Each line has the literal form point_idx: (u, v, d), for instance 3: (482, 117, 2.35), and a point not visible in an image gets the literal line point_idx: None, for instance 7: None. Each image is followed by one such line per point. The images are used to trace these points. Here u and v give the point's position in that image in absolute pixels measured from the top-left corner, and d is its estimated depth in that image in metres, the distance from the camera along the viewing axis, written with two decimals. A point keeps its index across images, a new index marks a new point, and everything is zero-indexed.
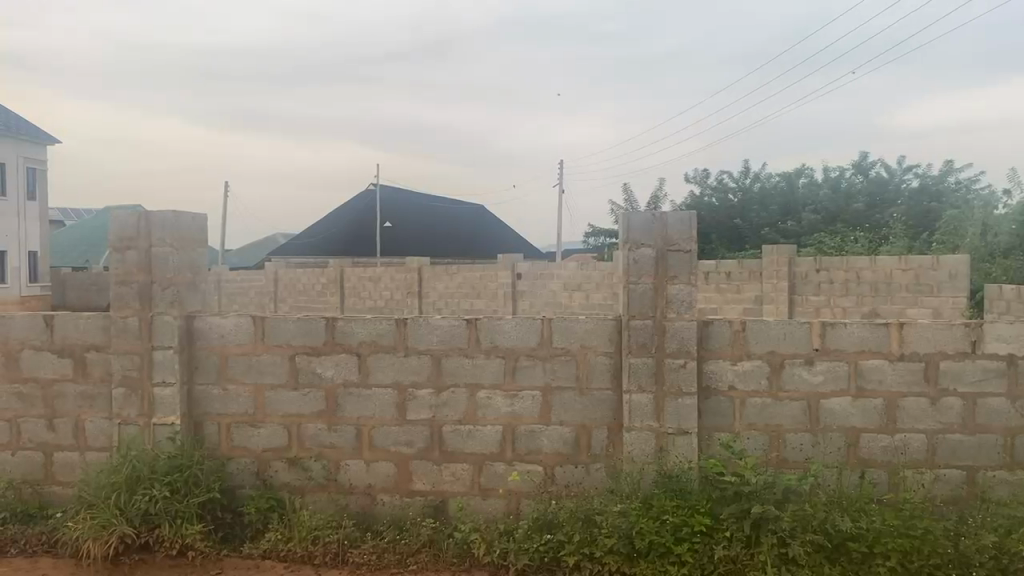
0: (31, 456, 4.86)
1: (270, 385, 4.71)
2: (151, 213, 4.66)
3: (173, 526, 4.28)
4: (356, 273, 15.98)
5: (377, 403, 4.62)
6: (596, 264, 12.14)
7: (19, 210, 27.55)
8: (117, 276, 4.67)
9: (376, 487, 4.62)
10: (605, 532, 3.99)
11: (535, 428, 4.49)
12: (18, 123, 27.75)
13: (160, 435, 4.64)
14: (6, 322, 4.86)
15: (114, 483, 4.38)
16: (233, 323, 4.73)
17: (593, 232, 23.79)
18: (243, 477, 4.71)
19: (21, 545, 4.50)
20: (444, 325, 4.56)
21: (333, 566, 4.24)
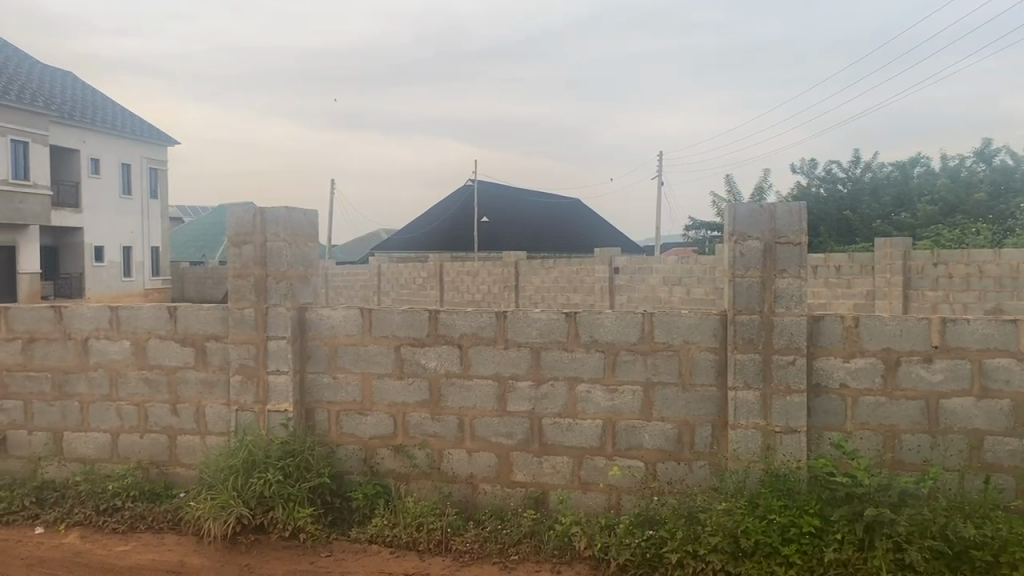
0: (157, 439, 5.17)
1: (377, 374, 4.85)
2: (266, 209, 4.88)
3: (286, 508, 4.47)
4: (455, 267, 16.26)
5: (479, 395, 4.68)
6: (697, 257, 11.92)
7: (143, 209, 29.27)
8: (234, 270, 4.91)
9: (477, 477, 4.69)
10: (709, 530, 3.91)
11: (636, 424, 4.45)
12: (142, 127, 29.48)
13: (274, 421, 4.86)
14: (134, 313, 5.18)
15: (232, 466, 4.61)
16: (342, 315, 4.90)
17: (694, 224, 23.34)
18: (351, 463, 4.88)
19: (148, 522, 4.79)
20: (544, 318, 4.57)
21: (436, 552, 4.33)
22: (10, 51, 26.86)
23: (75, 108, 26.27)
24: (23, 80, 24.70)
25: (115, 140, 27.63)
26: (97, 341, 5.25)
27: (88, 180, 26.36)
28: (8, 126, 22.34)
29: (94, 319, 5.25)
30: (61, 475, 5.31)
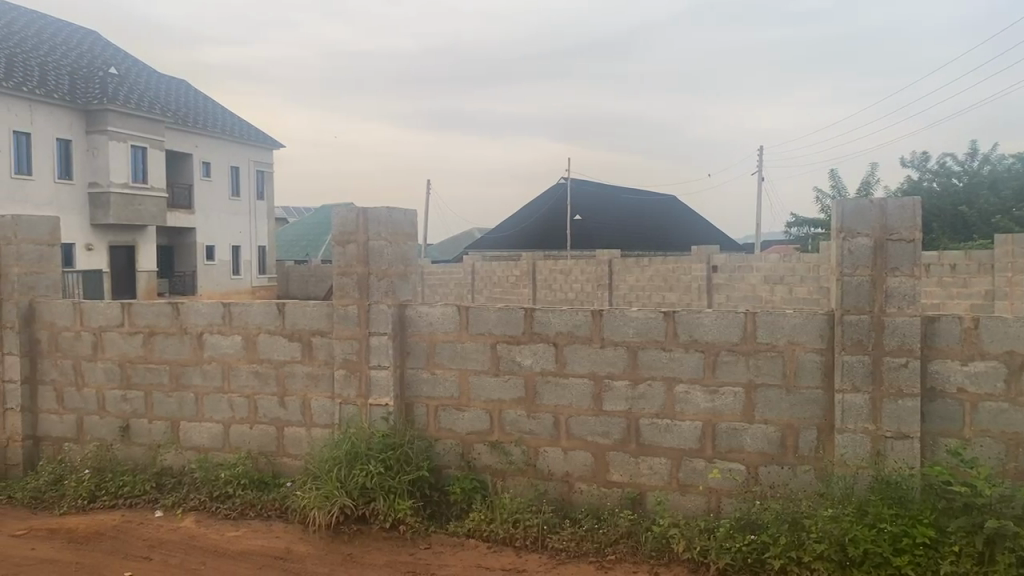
0: (266, 430, 5.39)
1: (474, 371, 4.91)
2: (368, 209, 5.01)
3: (386, 500, 4.59)
4: (548, 266, 16.32)
5: (574, 393, 4.67)
6: (800, 256, 11.53)
7: (251, 210, 30.57)
8: (338, 268, 5.07)
9: (574, 476, 4.68)
10: (814, 537, 3.78)
11: (737, 426, 4.34)
12: (250, 131, 30.74)
13: (375, 415, 5.00)
14: (245, 309, 5.41)
15: (335, 458, 4.77)
16: (441, 311, 4.98)
17: (796, 222, 22.61)
18: (449, 457, 4.96)
19: (258, 510, 5.01)
20: (641, 317, 4.52)
21: (533, 549, 4.36)
22: (131, 61, 28.55)
23: (189, 114, 27.67)
24: (143, 89, 26.19)
25: (225, 144, 28.97)
26: (212, 335, 5.52)
27: (200, 183, 27.74)
28: (130, 133, 23.75)
29: (208, 315, 5.52)
30: (178, 462, 5.61)
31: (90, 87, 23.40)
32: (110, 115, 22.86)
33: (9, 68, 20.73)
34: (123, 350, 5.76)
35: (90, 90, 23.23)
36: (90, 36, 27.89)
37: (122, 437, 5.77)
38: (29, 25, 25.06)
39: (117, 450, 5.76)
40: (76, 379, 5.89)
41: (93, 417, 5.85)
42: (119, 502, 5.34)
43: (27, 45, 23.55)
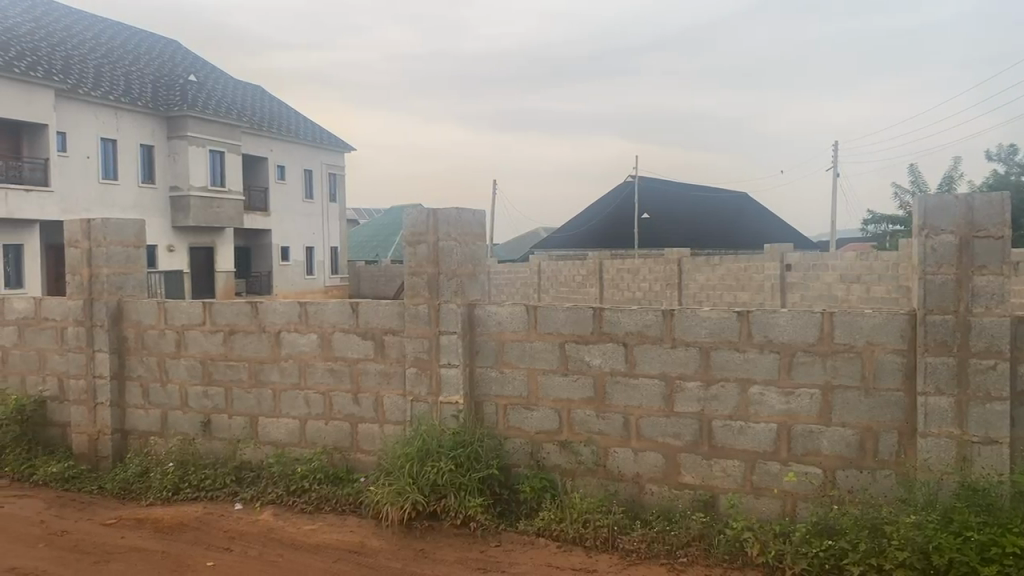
0: (340, 426, 5.51)
1: (543, 370, 4.91)
2: (438, 210, 5.08)
3: (457, 497, 4.66)
4: (616, 265, 16.23)
5: (645, 394, 4.63)
6: (877, 254, 11.18)
7: (323, 212, 31.27)
8: (409, 268, 5.14)
9: (644, 477, 4.64)
10: (895, 544, 3.68)
11: (814, 428, 4.23)
12: (322, 134, 31.42)
13: (445, 413, 5.06)
14: (320, 308, 5.55)
15: (407, 454, 4.85)
16: (510, 311, 5.00)
17: (872, 219, 21.90)
18: (518, 456, 4.98)
19: (333, 504, 5.14)
20: (714, 317, 4.45)
21: (604, 549, 4.35)
22: (209, 68, 29.52)
23: (264, 118, 28.46)
24: (220, 95, 27.05)
25: (298, 147, 29.72)
26: (289, 334, 5.67)
27: (274, 185, 28.51)
28: (208, 138, 24.56)
29: (285, 314, 5.68)
30: (256, 457, 5.79)
31: (172, 94, 24.29)
32: (190, 121, 23.68)
33: (96, 78, 21.67)
34: (205, 348, 5.97)
35: (171, 97, 24.10)
36: (170, 45, 28.94)
37: (203, 432, 5.98)
38: (114, 36, 26.15)
39: (199, 444, 5.98)
40: (160, 375, 6.13)
41: (176, 412, 6.09)
42: (201, 494, 5.55)
43: (113, 55, 24.59)
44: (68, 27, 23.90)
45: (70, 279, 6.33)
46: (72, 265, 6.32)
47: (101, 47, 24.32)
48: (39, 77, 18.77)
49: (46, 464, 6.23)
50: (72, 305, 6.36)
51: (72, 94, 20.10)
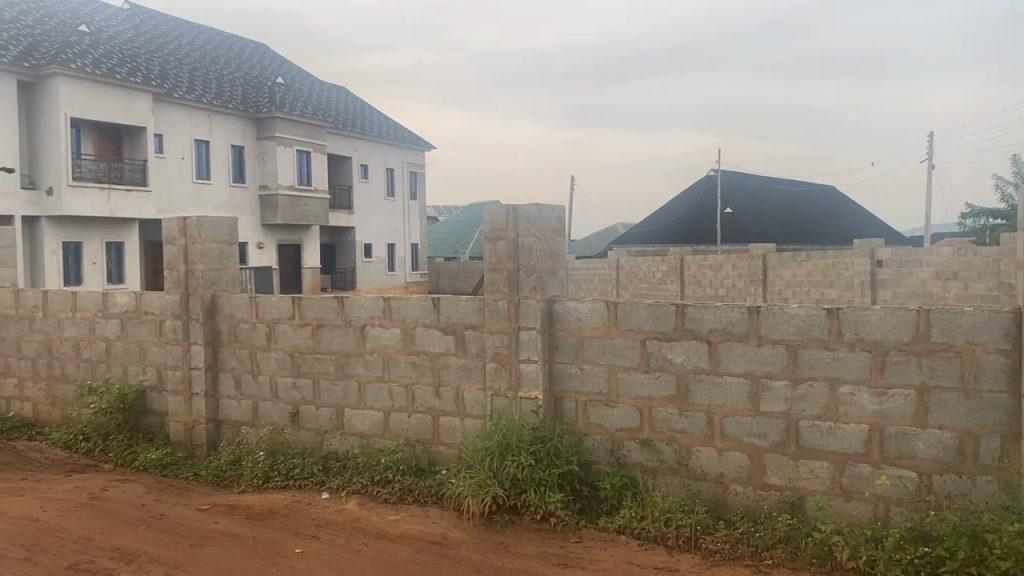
0: (422, 419, 5.60)
1: (623, 367, 4.88)
2: (518, 207, 5.11)
3: (537, 492, 4.69)
4: (698, 261, 15.98)
5: (729, 393, 4.54)
6: (976, 249, 10.69)
7: (404, 209, 31.79)
8: (489, 263, 5.19)
9: (728, 477, 4.55)
10: (998, 553, 3.51)
11: (908, 430, 4.07)
12: (404, 133, 31.91)
13: (525, 408, 5.08)
14: (403, 303, 5.65)
15: (488, 449, 4.91)
16: (589, 308, 4.99)
17: (972, 213, 20.94)
18: (598, 452, 4.96)
19: (415, 495, 5.24)
20: (802, 315, 4.33)
21: (686, 549, 4.30)
22: (296, 71, 30.40)
23: (348, 118, 29.12)
24: (306, 96, 27.81)
25: (380, 146, 30.32)
26: (373, 328, 5.80)
27: (358, 184, 29.17)
28: (295, 138, 25.29)
29: (370, 309, 5.81)
30: (342, 447, 5.95)
31: (260, 96, 25.10)
32: (277, 122, 24.43)
33: (190, 82, 22.58)
34: (294, 341, 6.16)
35: (259, 99, 24.90)
36: (258, 49, 29.92)
37: (292, 422, 6.18)
38: (206, 41, 27.19)
39: (287, 434, 6.17)
40: (251, 367, 6.36)
41: (267, 403, 6.30)
42: (290, 482, 5.74)
43: (206, 60, 25.58)
44: (164, 33, 24.99)
45: (168, 274, 6.63)
46: (170, 261, 6.62)
47: (195, 53, 25.34)
48: (138, 82, 19.71)
49: (146, 450, 6.56)
50: (170, 299, 6.66)
51: (169, 98, 21.01)
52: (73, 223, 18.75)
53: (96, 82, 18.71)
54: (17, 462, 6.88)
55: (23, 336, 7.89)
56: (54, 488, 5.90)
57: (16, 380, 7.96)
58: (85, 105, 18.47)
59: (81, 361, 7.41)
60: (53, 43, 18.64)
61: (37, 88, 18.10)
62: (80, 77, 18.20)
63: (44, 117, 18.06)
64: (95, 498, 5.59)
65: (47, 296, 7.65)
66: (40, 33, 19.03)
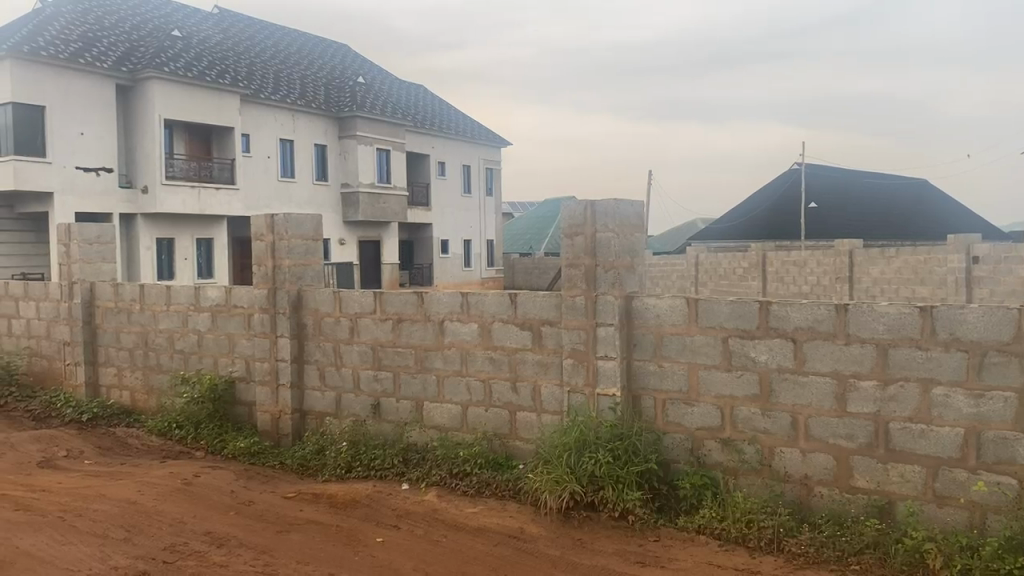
0: (500, 413, 5.65)
1: (704, 365, 4.81)
2: (596, 202, 5.09)
3: (615, 489, 4.67)
4: (781, 257, 15.61)
5: (815, 392, 4.42)
6: None
7: (481, 206, 32.05)
8: (567, 260, 5.18)
9: (813, 479, 4.44)
10: None
11: (1007, 435, 3.88)
12: (481, 130, 32.12)
13: (602, 404, 5.07)
14: (481, 299, 5.70)
15: (565, 444, 4.93)
16: (669, 304, 4.93)
17: None
18: (678, 451, 4.91)
19: (493, 489, 5.29)
20: (893, 312, 4.18)
21: (768, 551, 4.22)
22: (376, 70, 30.95)
23: (427, 116, 29.50)
24: (386, 95, 28.29)
25: (457, 144, 30.63)
26: (451, 323, 5.88)
27: (436, 181, 29.57)
28: (376, 137, 25.77)
29: (449, 304, 5.88)
30: (422, 440, 6.05)
31: (342, 96, 25.66)
32: (359, 121, 24.94)
33: (275, 83, 23.25)
34: (376, 335, 6.29)
35: (341, 98, 25.45)
36: (339, 49, 30.58)
37: (374, 414, 6.32)
38: (290, 42, 27.95)
39: (369, 425, 6.32)
40: (335, 359, 6.53)
41: (350, 395, 6.46)
42: (372, 473, 5.88)
43: (290, 61, 26.31)
44: (251, 37, 25.81)
45: (256, 269, 6.86)
46: (258, 256, 6.84)
47: (280, 55, 26.09)
48: (226, 83, 20.42)
49: (235, 439, 6.82)
50: (258, 293, 6.88)
51: (255, 99, 21.69)
52: (166, 220, 19.60)
53: (188, 84, 19.48)
54: (116, 447, 7.26)
55: (121, 328, 8.29)
56: (150, 473, 6.19)
57: (115, 369, 8.37)
58: (177, 107, 19.25)
59: (175, 352, 7.74)
60: (148, 48, 19.50)
61: (133, 91, 18.97)
62: (173, 80, 18.98)
63: (140, 119, 18.92)
64: (188, 484, 5.84)
65: (144, 290, 8.02)
66: (136, 39, 19.93)
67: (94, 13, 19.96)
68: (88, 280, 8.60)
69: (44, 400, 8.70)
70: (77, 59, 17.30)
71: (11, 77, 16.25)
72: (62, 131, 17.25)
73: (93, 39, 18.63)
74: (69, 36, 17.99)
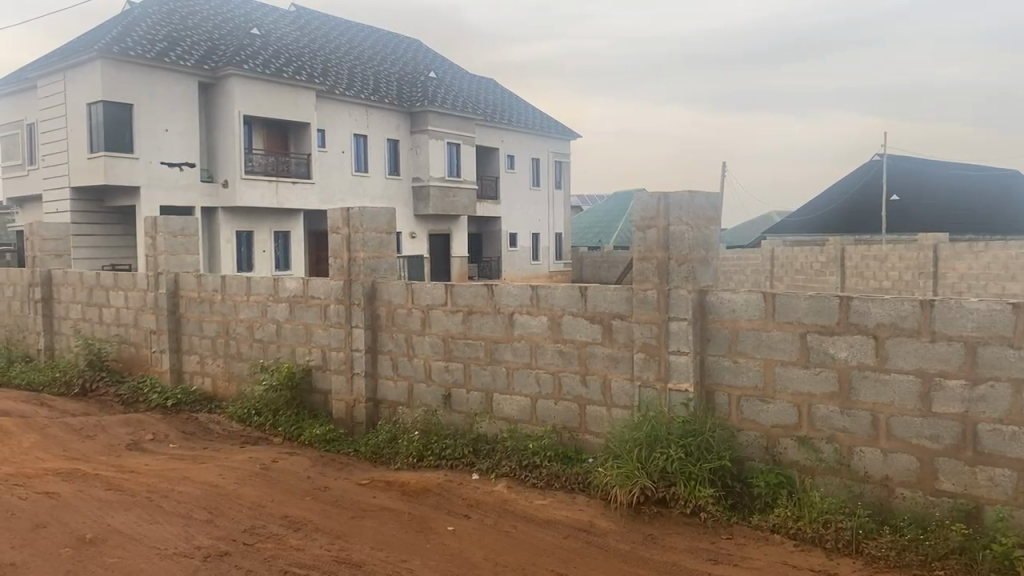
0: (569, 406, 5.65)
1: (780, 361, 4.71)
2: (669, 195, 5.04)
3: (687, 486, 4.64)
4: (860, 251, 15.15)
5: (897, 391, 4.28)
6: None
7: (549, 199, 32.02)
8: (639, 253, 5.14)
9: (894, 480, 4.30)
10: None
11: None
12: (550, 123, 32.04)
13: (674, 400, 5.01)
14: (551, 292, 5.71)
15: (636, 439, 4.92)
16: (744, 298, 4.83)
17: None
18: (752, 449, 4.83)
19: (563, 482, 5.31)
20: (983, 308, 4.01)
21: (846, 553, 4.12)
22: (447, 65, 31.20)
23: (497, 110, 29.61)
24: (457, 90, 28.50)
25: (527, 138, 30.66)
26: (521, 316, 5.90)
27: (505, 174, 29.67)
28: (447, 131, 25.98)
29: (519, 297, 5.90)
30: (492, 431, 6.10)
31: (414, 91, 25.97)
32: (430, 116, 25.20)
33: (350, 79, 23.69)
34: (447, 327, 6.37)
35: (413, 93, 25.75)
36: (411, 45, 30.94)
37: (444, 404, 6.40)
38: (364, 38, 28.43)
39: (440, 415, 6.41)
40: (407, 350, 6.64)
41: (421, 385, 6.56)
42: (443, 462, 5.97)
43: (363, 57, 26.77)
44: (327, 34, 26.35)
45: (332, 261, 7.02)
46: (335, 249, 7.00)
47: (355, 52, 26.58)
48: (303, 80, 20.91)
49: (311, 426, 7.00)
50: (334, 285, 7.05)
51: (330, 95, 22.15)
52: (246, 213, 20.22)
53: (266, 81, 20.03)
54: (199, 432, 7.55)
55: (203, 317, 8.60)
56: (231, 458, 6.42)
57: (198, 357, 8.69)
58: (256, 103, 19.80)
59: (254, 341, 8.00)
60: (228, 46, 20.12)
61: (214, 88, 19.60)
62: (252, 77, 19.53)
63: (221, 115, 19.54)
64: (267, 469, 6.03)
65: (225, 281, 8.30)
66: (217, 38, 20.58)
67: (178, 13, 20.69)
68: (172, 271, 8.95)
69: (132, 385, 9.12)
70: (162, 58, 17.99)
71: (101, 76, 17.04)
72: (149, 128, 17.96)
73: (177, 38, 19.32)
74: (155, 36, 18.71)
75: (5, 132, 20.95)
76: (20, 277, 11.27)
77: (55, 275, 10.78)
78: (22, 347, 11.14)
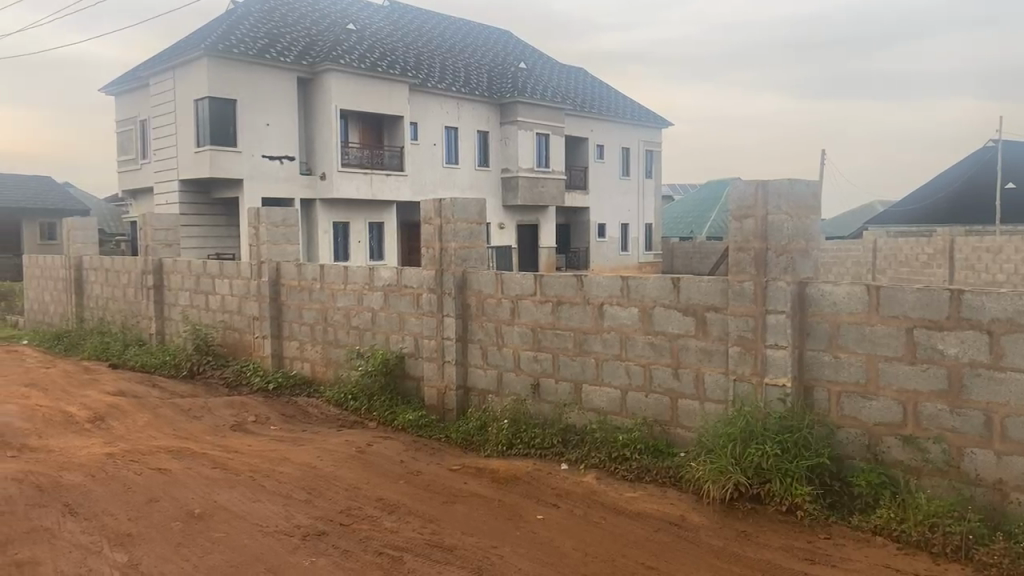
0: (660, 399, 5.59)
1: (885, 356, 4.53)
2: (768, 183, 4.91)
3: (782, 483, 4.54)
4: (972, 243, 14.43)
5: (1013, 390, 4.05)
6: None
7: (639, 189, 31.62)
8: (735, 244, 5.04)
9: (1009, 484, 4.08)
10: None
11: None
12: (641, 111, 31.56)
13: (771, 395, 4.88)
14: (642, 282, 5.65)
15: (729, 434, 4.84)
16: (846, 291, 4.66)
17: None
18: (852, 447, 4.66)
19: (653, 475, 5.27)
20: None
21: (954, 558, 3.94)
22: (537, 55, 31.18)
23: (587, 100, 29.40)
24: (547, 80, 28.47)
25: (617, 127, 30.33)
26: (611, 306, 5.87)
27: (594, 164, 29.48)
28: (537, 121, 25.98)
29: (609, 287, 5.87)
30: (581, 421, 6.10)
31: (503, 82, 26.09)
32: (520, 107, 25.26)
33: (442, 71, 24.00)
34: (536, 317, 6.40)
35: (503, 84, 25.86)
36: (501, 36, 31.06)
37: (534, 394, 6.44)
38: (455, 31, 28.70)
39: (530, 405, 6.44)
40: (497, 339, 6.70)
41: (511, 373, 6.62)
42: (532, 451, 6.03)
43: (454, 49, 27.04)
44: (420, 27, 26.76)
45: (425, 251, 7.16)
46: (427, 240, 7.13)
47: (446, 44, 26.88)
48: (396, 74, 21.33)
49: (404, 412, 7.18)
50: (427, 275, 7.19)
51: (423, 88, 22.50)
52: (342, 205, 20.83)
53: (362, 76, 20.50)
54: (298, 415, 7.84)
55: (303, 305, 8.91)
56: (328, 440, 6.64)
57: (298, 343, 9.01)
58: (352, 97, 20.31)
59: (351, 328, 8.24)
60: (326, 42, 20.71)
61: (312, 83, 20.22)
62: (348, 71, 20.05)
63: (318, 109, 20.14)
64: (362, 452, 6.22)
65: (323, 270, 8.57)
66: (314, 34, 21.19)
67: (279, 11, 21.41)
68: (274, 260, 9.30)
69: (236, 369, 9.56)
70: (263, 56, 18.69)
71: (207, 74, 17.85)
72: (251, 122, 18.68)
73: (277, 35, 20.00)
74: (256, 34, 19.43)
75: (120, 128, 22.20)
76: (135, 266, 11.94)
77: (165, 264, 11.36)
78: (136, 332, 11.82)
